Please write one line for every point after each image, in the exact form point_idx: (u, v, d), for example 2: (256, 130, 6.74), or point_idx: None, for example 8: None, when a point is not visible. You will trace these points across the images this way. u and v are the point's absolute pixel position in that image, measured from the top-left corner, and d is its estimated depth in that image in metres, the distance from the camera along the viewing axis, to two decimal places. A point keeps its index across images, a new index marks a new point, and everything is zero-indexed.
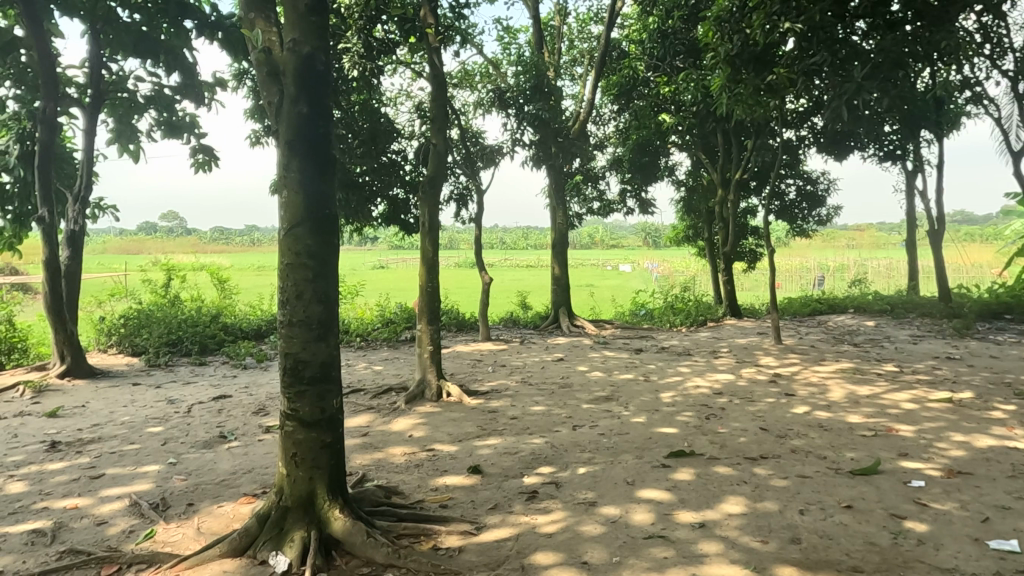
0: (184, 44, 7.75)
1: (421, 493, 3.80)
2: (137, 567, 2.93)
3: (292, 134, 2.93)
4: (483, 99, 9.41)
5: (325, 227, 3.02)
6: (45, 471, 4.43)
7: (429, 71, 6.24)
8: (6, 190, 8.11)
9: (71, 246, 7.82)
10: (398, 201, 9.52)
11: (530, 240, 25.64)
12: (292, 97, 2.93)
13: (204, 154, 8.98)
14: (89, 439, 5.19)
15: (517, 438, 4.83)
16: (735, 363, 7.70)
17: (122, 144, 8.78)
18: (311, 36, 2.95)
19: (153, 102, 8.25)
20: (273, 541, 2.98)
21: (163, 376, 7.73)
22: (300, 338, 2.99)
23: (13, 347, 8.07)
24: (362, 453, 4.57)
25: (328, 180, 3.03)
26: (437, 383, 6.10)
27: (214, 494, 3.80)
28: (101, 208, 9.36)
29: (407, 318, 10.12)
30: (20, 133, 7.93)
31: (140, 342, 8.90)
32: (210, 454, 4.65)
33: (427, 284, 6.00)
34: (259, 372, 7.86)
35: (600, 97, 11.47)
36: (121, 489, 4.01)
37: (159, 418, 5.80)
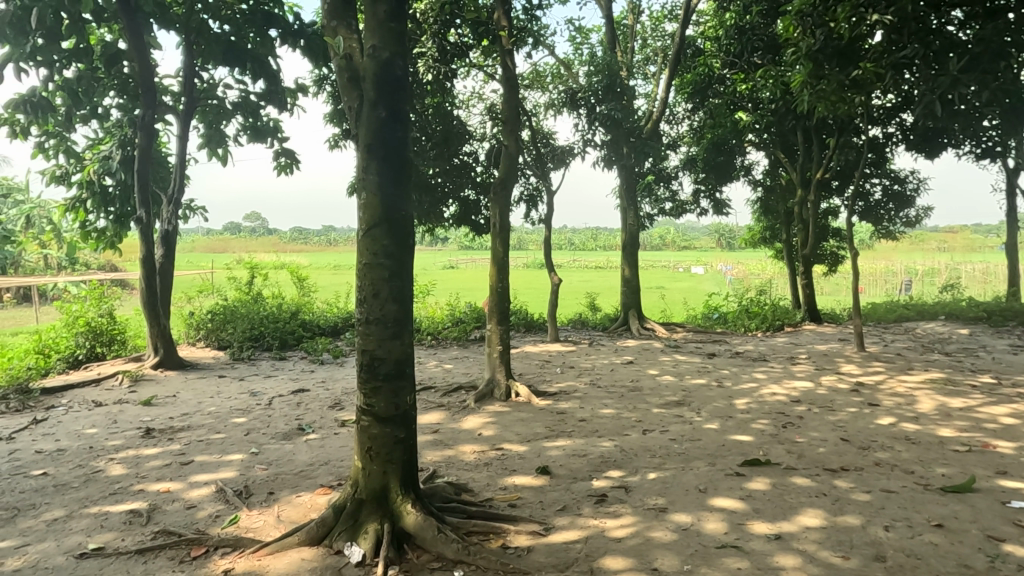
0: (269, 52, 8.13)
1: (490, 491, 3.83)
2: (223, 550, 3.09)
3: (371, 138, 3.02)
4: (554, 100, 9.40)
5: (401, 229, 3.10)
6: (141, 455, 4.73)
7: (502, 73, 6.29)
8: (109, 193, 8.69)
9: (164, 245, 8.31)
10: (469, 202, 9.63)
11: (600, 241, 25.47)
12: (371, 102, 3.01)
13: (286, 157, 9.36)
14: (180, 427, 5.51)
15: (587, 441, 4.80)
16: (814, 370, 7.39)
17: (212, 148, 9.25)
18: (390, 41, 3.03)
19: (240, 109, 8.66)
20: (348, 532, 3.07)
21: (246, 369, 8.10)
22: (376, 335, 3.08)
23: (113, 339, 8.66)
24: (434, 450, 4.65)
25: (404, 183, 3.11)
26: (506, 383, 6.13)
27: (293, 484, 3.96)
28: (192, 210, 9.91)
29: (476, 317, 10.21)
30: (121, 139, 8.48)
31: (225, 336, 9.35)
32: (289, 446, 4.85)
33: (497, 284, 6.05)
34: (335, 367, 8.13)
35: (673, 96, 11.27)
36: (208, 475, 4.23)
37: (243, 409, 6.09)
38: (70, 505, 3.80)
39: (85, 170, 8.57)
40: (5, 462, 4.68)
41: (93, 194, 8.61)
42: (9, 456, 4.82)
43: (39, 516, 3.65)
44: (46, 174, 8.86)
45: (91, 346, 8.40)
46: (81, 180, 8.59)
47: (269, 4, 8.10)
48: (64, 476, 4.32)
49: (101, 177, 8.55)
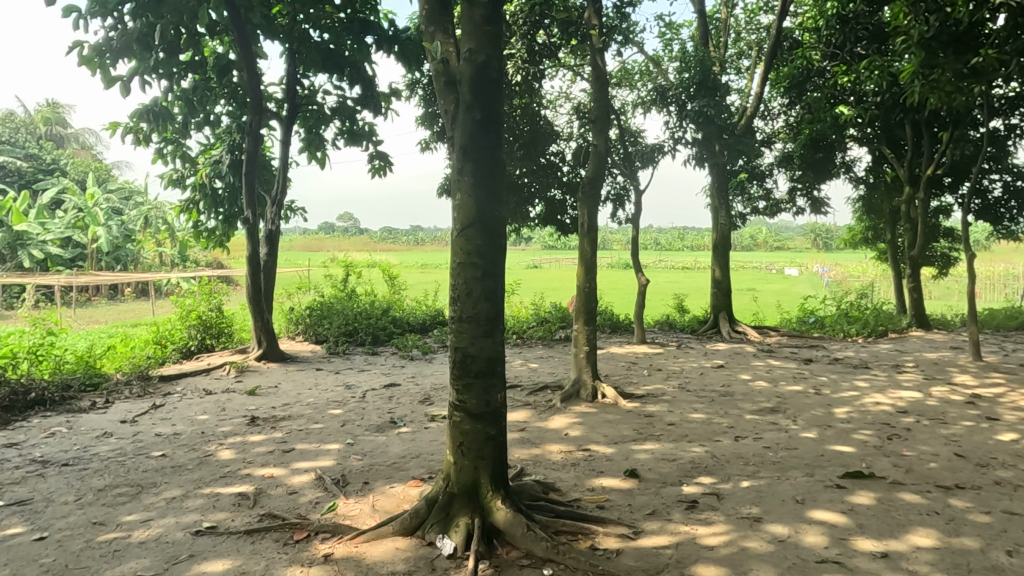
0: (365, 58, 8.46)
1: (578, 491, 3.83)
2: (323, 535, 3.25)
3: (466, 140, 3.08)
4: (643, 98, 9.25)
5: (495, 229, 3.14)
6: (248, 442, 5.04)
7: (592, 72, 6.25)
8: (218, 195, 9.28)
9: (269, 244, 8.79)
10: (556, 202, 9.62)
11: (688, 242, 24.91)
12: (467, 104, 3.07)
13: (380, 160, 9.69)
14: (281, 416, 5.83)
15: (676, 445, 4.70)
16: (923, 379, 6.92)
17: (311, 152, 9.70)
18: (486, 45, 3.08)
19: (338, 113, 9.05)
20: (440, 524, 3.15)
21: (341, 363, 8.46)
22: (469, 333, 3.13)
23: (221, 332, 9.24)
24: (521, 448, 4.69)
25: (497, 184, 3.15)
26: (593, 384, 6.09)
27: (387, 475, 4.11)
28: (293, 211, 10.42)
29: (561, 317, 10.19)
30: (230, 145, 9.01)
31: (322, 331, 9.80)
32: (383, 438, 5.02)
33: (585, 284, 6.01)
34: (424, 364, 8.34)
35: (768, 91, 10.85)
36: (309, 463, 4.45)
37: (339, 401, 6.36)
38: (186, 485, 4.09)
39: (198, 174, 9.21)
40: (130, 443, 5.10)
41: (205, 196, 9.24)
42: (133, 438, 5.25)
43: (159, 494, 3.96)
44: (165, 177, 9.58)
45: (202, 337, 9.01)
46: (194, 183, 9.24)
47: (365, 12, 8.42)
48: (180, 459, 4.65)
49: (212, 179, 9.16)
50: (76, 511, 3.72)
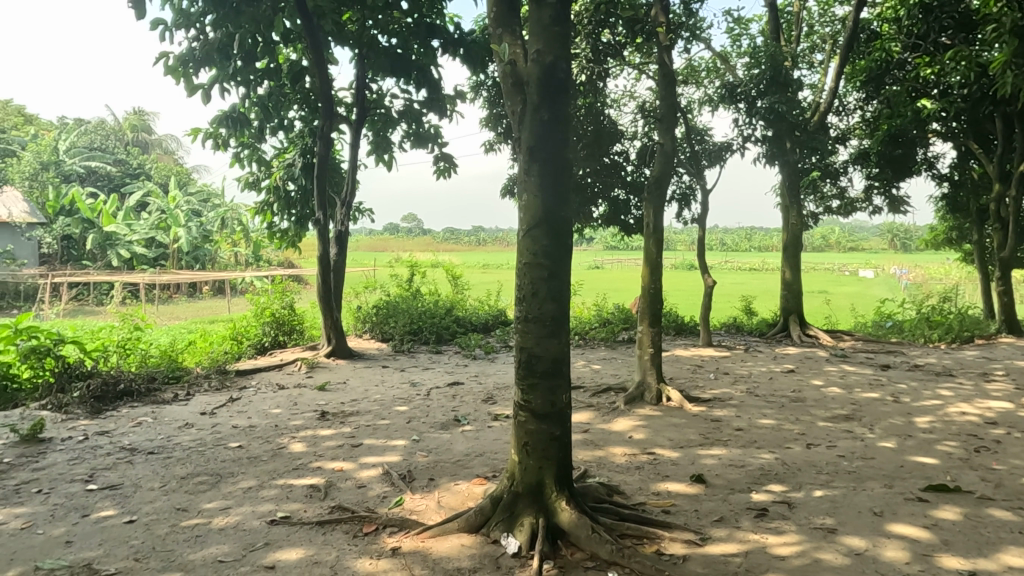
0: (432, 62, 8.60)
1: (643, 495, 3.78)
2: (391, 529, 3.32)
3: (533, 141, 3.09)
4: (710, 96, 9.05)
5: (561, 230, 3.14)
6: (318, 435, 5.21)
7: (659, 70, 6.16)
8: (291, 197, 9.63)
9: (338, 244, 9.05)
10: (619, 202, 9.52)
11: (755, 243, 24.25)
12: (534, 105, 3.08)
13: (445, 162, 9.83)
14: (349, 411, 5.99)
15: (744, 451, 4.58)
16: (1013, 389, 6.49)
17: (379, 155, 9.92)
18: (555, 45, 3.08)
19: (404, 116, 9.23)
20: (505, 523, 3.17)
21: (406, 361, 8.63)
22: (534, 333, 3.14)
23: (293, 329, 9.58)
24: (584, 450, 4.67)
25: (563, 186, 3.14)
26: (658, 386, 6.00)
27: (452, 473, 4.16)
28: (361, 212, 10.69)
29: (624, 318, 10.07)
30: (303, 148, 9.33)
31: (388, 329, 10.02)
32: (447, 435, 5.09)
33: (650, 285, 5.93)
34: (487, 363, 8.42)
35: (843, 85, 10.43)
36: (376, 458, 4.56)
37: (404, 398, 6.50)
38: (261, 476, 4.26)
39: (273, 177, 9.58)
40: (209, 434, 5.35)
41: (279, 198, 9.61)
42: (212, 429, 5.51)
43: (237, 483, 4.15)
44: (241, 181, 10.00)
45: (275, 334, 9.37)
46: (269, 186, 9.61)
47: (432, 16, 8.55)
48: (255, 450, 4.86)
49: (285, 182, 9.51)
50: (162, 496, 3.94)
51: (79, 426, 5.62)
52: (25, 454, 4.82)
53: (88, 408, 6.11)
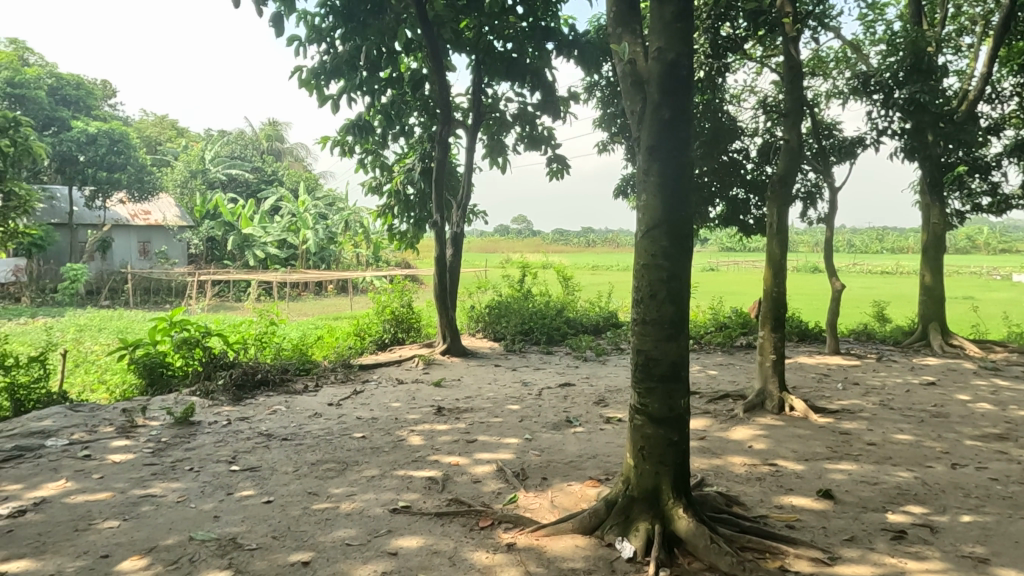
0: (546, 64, 8.66)
1: (764, 508, 3.61)
2: (505, 525, 3.38)
3: (654, 140, 3.05)
4: (839, 88, 8.49)
5: (682, 230, 3.06)
6: (435, 430, 5.39)
7: (785, 64, 5.87)
8: (410, 200, 10.03)
9: (454, 245, 9.30)
10: (738, 202, 9.13)
11: (888, 244, 22.53)
12: (655, 104, 3.04)
13: (558, 163, 9.86)
14: (464, 408, 6.16)
15: (878, 468, 4.26)
16: None
17: (493, 158, 10.11)
18: (677, 41, 3.01)
19: (519, 120, 9.36)
20: (619, 526, 3.14)
21: (518, 361, 8.75)
22: (652, 335, 3.08)
23: (410, 327, 9.97)
24: (701, 457, 4.53)
25: (684, 185, 3.07)
26: (780, 395, 5.71)
27: (565, 473, 4.17)
28: (475, 214, 10.96)
29: (742, 323, 9.66)
30: (422, 153, 9.71)
31: (500, 329, 10.20)
32: (560, 436, 5.11)
33: (773, 288, 5.66)
34: (599, 365, 8.37)
35: (996, 71, 9.46)
36: (489, 455, 4.66)
37: (516, 397, 6.59)
38: (383, 466, 4.48)
39: (393, 181, 10.01)
40: (336, 423, 5.69)
41: (399, 201, 10.04)
42: (338, 419, 5.85)
43: (361, 471, 4.38)
44: (365, 185, 10.53)
45: (394, 332, 9.78)
46: (390, 190, 10.06)
47: (548, 18, 8.60)
48: (377, 441, 5.11)
49: (405, 186, 9.92)
50: (295, 480, 4.23)
51: (224, 411, 6.15)
52: (179, 435, 5.35)
53: (231, 395, 6.67)
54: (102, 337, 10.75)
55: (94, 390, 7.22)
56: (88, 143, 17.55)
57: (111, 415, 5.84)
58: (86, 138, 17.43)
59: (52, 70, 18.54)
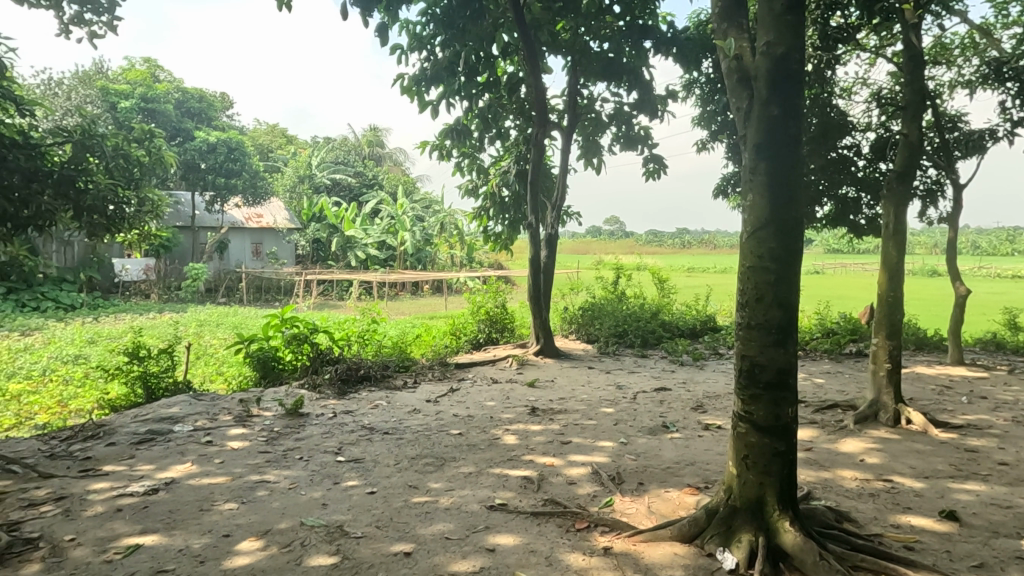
0: (644, 63, 8.54)
1: (879, 526, 3.40)
2: (602, 528, 3.37)
3: (761, 137, 2.94)
4: (965, 77, 7.86)
5: (791, 231, 2.93)
6: (529, 430, 5.44)
7: (904, 53, 5.50)
8: (505, 202, 10.19)
9: (549, 246, 9.36)
10: (848, 201, 8.63)
11: (1020, 246, 20.58)
12: (763, 100, 2.93)
13: (654, 163, 9.69)
14: (558, 409, 6.17)
15: (1011, 490, 3.90)
16: None
17: (588, 159, 10.09)
18: (787, 35, 2.90)
19: (614, 120, 9.28)
20: (721, 537, 3.05)
21: (612, 363, 8.67)
22: (758, 340, 2.97)
23: (505, 327, 10.09)
24: (807, 469, 4.32)
25: (794, 183, 2.94)
26: (895, 407, 5.34)
27: (662, 479, 4.10)
28: (569, 216, 10.95)
29: (851, 329, 9.12)
30: (518, 155, 9.83)
31: (594, 330, 10.13)
32: (656, 441, 5.02)
33: (888, 292, 5.31)
34: (696, 370, 8.15)
35: None
36: (584, 457, 4.65)
37: (611, 400, 6.53)
38: (480, 463, 4.56)
39: (489, 183, 10.17)
40: (434, 419, 5.85)
41: (494, 204, 10.20)
42: (435, 415, 6.01)
43: (458, 467, 4.48)
44: (462, 188, 10.76)
45: (489, 332, 9.92)
46: (486, 192, 10.23)
47: (645, 16, 8.35)
48: (473, 438, 5.21)
49: (500, 188, 10.09)
50: (396, 473, 4.38)
51: (329, 404, 6.46)
52: (289, 425, 5.67)
53: (336, 389, 7.00)
54: (220, 332, 11.58)
55: (213, 380, 7.78)
56: (209, 151, 18.92)
57: (229, 404, 6.27)
58: (207, 147, 18.88)
59: (179, 85, 20.12)
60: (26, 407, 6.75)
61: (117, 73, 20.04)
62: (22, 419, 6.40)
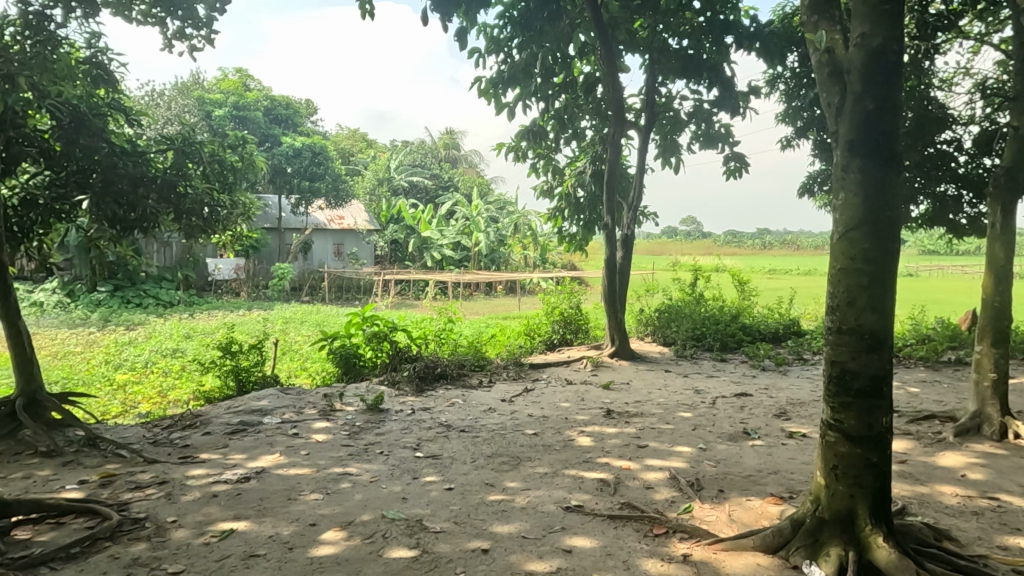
0: (725, 59, 8.31)
1: (983, 547, 3.18)
2: (680, 534, 3.31)
3: (854, 134, 2.82)
4: None
5: (887, 231, 2.78)
6: (605, 432, 5.39)
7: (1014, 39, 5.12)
8: (581, 203, 10.14)
9: (624, 247, 9.17)
10: (947, 199, 8.13)
11: None
12: (856, 95, 2.80)
13: (736, 162, 9.41)
14: (634, 412, 6.09)
15: None
16: None
17: (666, 158, 9.90)
18: (884, 26, 2.75)
19: (694, 118, 9.07)
20: (807, 549, 2.93)
21: (689, 367, 8.49)
22: (849, 346, 2.84)
23: (579, 329, 10.04)
24: (902, 483, 4.09)
25: (891, 182, 2.79)
26: (1001, 419, 4.96)
27: (743, 487, 3.98)
28: (645, 216, 10.78)
29: (950, 336, 8.58)
30: (594, 156, 9.75)
31: (670, 333, 9.95)
32: (736, 448, 4.87)
33: (993, 297, 4.96)
34: (778, 375, 7.86)
35: None
36: (661, 461, 4.57)
37: (689, 404, 6.39)
38: (554, 464, 4.56)
39: (565, 184, 10.14)
40: (509, 419, 5.90)
41: (570, 204, 10.17)
42: (511, 415, 6.06)
43: (534, 467, 4.50)
44: (537, 189, 10.79)
45: (563, 333, 9.90)
46: (561, 193, 10.20)
47: (727, 11, 8.14)
48: (548, 439, 5.22)
49: (576, 189, 10.04)
50: (473, 471, 4.45)
51: (408, 401, 6.63)
52: (370, 420, 5.85)
53: (414, 386, 7.18)
54: (304, 329, 12.09)
55: (298, 375, 8.13)
56: (294, 156, 19.86)
57: (314, 398, 6.54)
58: (293, 152, 19.81)
59: (268, 93, 21.13)
60: (131, 396, 7.26)
61: (211, 83, 21.27)
62: (127, 408, 6.89)
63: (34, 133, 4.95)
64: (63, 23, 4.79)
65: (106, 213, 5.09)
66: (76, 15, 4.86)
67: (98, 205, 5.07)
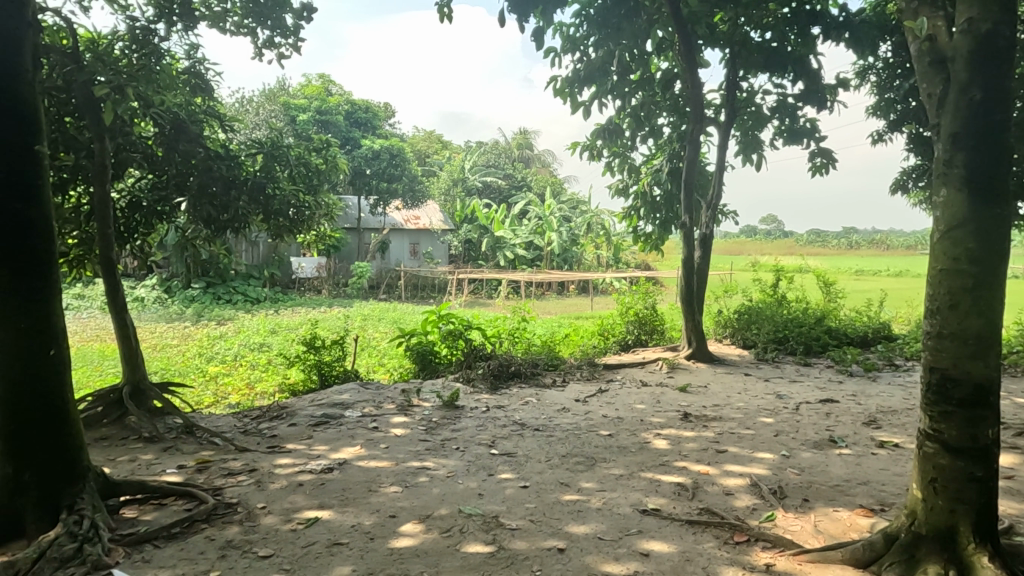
0: (811, 50, 7.99)
1: None
2: (763, 543, 3.20)
3: (959, 127, 2.65)
4: None
5: (996, 229, 2.60)
6: (682, 436, 5.28)
7: None
8: (657, 201, 9.96)
9: (703, 247, 8.96)
10: None
11: None
12: (961, 85, 2.64)
13: (822, 158, 9.01)
14: (712, 416, 5.94)
15: None
16: None
17: (747, 154, 9.60)
18: (994, 10, 2.57)
19: (777, 112, 8.76)
20: (902, 565, 2.78)
21: (771, 371, 8.21)
22: (951, 352, 2.67)
23: (654, 330, 9.86)
24: (1008, 500, 3.81)
25: (1002, 178, 2.60)
26: None
27: (830, 497, 3.81)
28: (724, 214, 10.48)
29: None
30: (671, 154, 9.55)
31: (751, 336, 9.65)
32: (823, 456, 4.67)
33: None
34: (868, 382, 7.48)
35: None
36: (741, 468, 4.43)
37: (770, 409, 6.17)
38: (630, 466, 4.50)
39: (640, 183, 9.97)
40: (583, 419, 5.87)
41: (645, 203, 10.00)
42: (585, 415, 6.03)
43: (609, 469, 4.46)
44: (612, 188, 10.67)
45: (638, 334, 9.75)
46: (636, 191, 10.06)
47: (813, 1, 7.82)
48: (623, 440, 5.16)
49: (652, 188, 9.86)
50: (548, 470, 4.45)
51: (482, 399, 6.71)
52: (446, 417, 5.96)
53: (488, 384, 7.26)
54: (381, 326, 12.43)
55: (377, 370, 8.37)
56: (373, 158, 20.36)
57: (392, 394, 6.71)
58: (372, 154, 20.32)
59: (349, 97, 21.80)
60: (222, 387, 7.68)
61: (296, 89, 22.16)
62: (219, 398, 7.29)
63: (138, 140, 5.31)
64: (166, 37, 5.11)
65: (203, 213, 5.44)
66: (177, 29, 5.18)
67: (195, 207, 5.41)
